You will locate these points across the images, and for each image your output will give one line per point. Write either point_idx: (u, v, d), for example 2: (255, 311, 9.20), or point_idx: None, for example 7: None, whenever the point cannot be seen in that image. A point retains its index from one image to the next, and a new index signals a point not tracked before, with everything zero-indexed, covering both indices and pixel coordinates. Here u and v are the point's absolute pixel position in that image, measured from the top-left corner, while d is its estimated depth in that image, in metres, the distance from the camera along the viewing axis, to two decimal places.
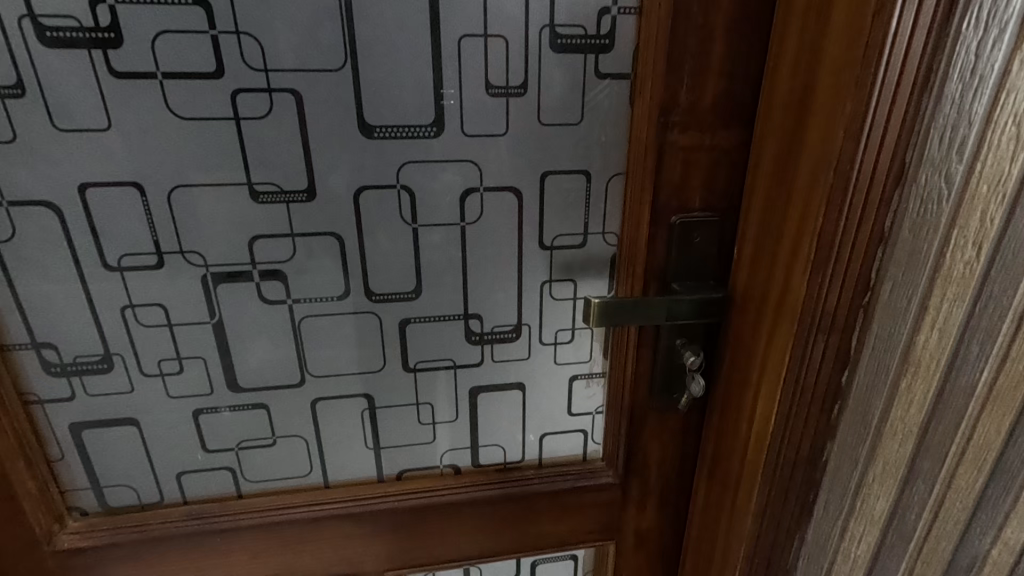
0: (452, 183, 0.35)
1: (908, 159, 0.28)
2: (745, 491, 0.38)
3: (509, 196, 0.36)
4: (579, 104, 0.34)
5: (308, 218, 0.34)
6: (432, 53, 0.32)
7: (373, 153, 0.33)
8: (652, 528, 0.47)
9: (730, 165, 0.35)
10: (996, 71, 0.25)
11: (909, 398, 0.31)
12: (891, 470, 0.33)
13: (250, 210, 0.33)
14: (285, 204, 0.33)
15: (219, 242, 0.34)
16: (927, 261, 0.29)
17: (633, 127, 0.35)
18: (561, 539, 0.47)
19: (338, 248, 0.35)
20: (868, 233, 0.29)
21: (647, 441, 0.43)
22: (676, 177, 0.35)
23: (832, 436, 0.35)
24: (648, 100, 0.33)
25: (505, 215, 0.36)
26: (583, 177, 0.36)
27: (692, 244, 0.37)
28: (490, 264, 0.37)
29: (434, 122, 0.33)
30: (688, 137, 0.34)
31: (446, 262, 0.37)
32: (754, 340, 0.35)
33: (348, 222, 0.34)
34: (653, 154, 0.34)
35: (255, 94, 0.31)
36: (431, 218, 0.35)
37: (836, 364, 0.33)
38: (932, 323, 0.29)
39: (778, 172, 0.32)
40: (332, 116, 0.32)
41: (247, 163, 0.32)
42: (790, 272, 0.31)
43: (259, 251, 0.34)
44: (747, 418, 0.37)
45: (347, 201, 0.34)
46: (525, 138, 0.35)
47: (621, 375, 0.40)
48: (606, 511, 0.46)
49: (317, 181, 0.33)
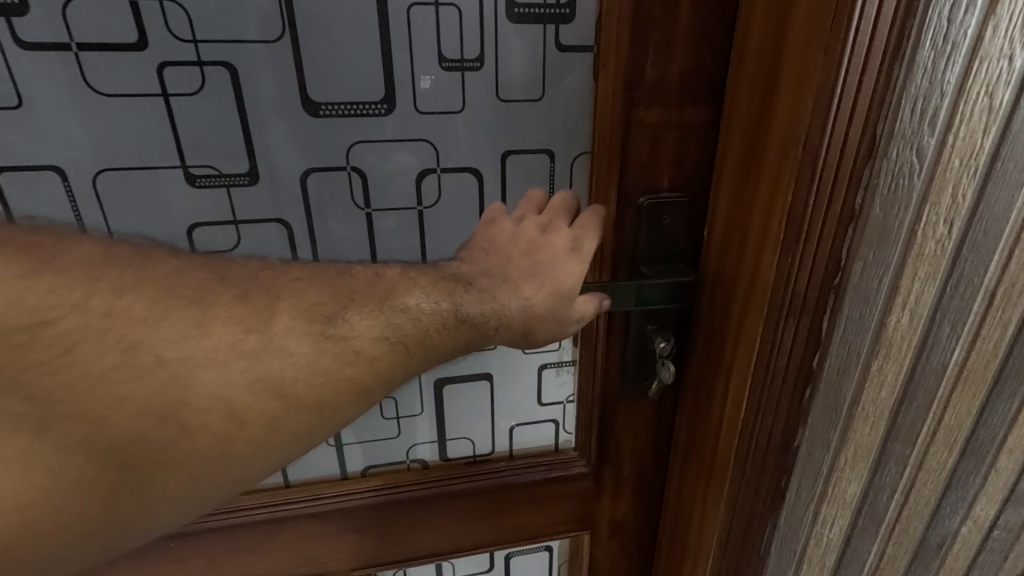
0: (407, 164, 0.33)
1: (880, 132, 0.26)
2: (717, 480, 0.37)
3: (469, 178, 0.34)
4: (540, 78, 0.33)
5: (254, 203, 0.33)
6: (380, 23, 0.30)
7: (320, 132, 0.32)
8: (627, 517, 0.46)
9: (699, 143, 0.34)
10: (969, 37, 0.24)
11: (881, 379, 0.32)
12: (862, 454, 0.34)
13: (185, 194, 0.32)
14: (226, 188, 0.32)
15: (159, 229, 0.32)
16: (898, 240, 0.28)
17: (598, 103, 0.33)
18: (534, 530, 0.46)
19: (288, 235, 0.34)
20: (839, 211, 0.28)
21: (620, 430, 0.42)
22: (643, 155, 0.34)
23: (803, 421, 0.34)
24: (613, 74, 0.32)
25: (464, 198, 0.35)
26: (546, 157, 0.35)
27: (661, 226, 0.35)
28: (449, 251, 0.36)
29: (385, 99, 0.32)
30: (655, 114, 0.33)
31: (404, 248, 0.35)
32: (724, 324, 0.34)
33: (298, 207, 0.33)
34: (618, 132, 0.33)
35: (183, 68, 0.29)
36: (387, 201, 0.34)
37: (807, 348, 0.31)
38: (904, 303, 0.29)
39: (747, 148, 0.30)
40: (273, 92, 0.30)
41: (179, 145, 0.31)
42: (760, 254, 0.30)
43: (201, 239, 0.33)
44: (719, 405, 0.36)
45: (295, 184, 0.33)
46: (483, 116, 0.33)
47: (590, 363, 0.39)
48: (578, 502, 0.45)
49: (260, 163, 0.32)
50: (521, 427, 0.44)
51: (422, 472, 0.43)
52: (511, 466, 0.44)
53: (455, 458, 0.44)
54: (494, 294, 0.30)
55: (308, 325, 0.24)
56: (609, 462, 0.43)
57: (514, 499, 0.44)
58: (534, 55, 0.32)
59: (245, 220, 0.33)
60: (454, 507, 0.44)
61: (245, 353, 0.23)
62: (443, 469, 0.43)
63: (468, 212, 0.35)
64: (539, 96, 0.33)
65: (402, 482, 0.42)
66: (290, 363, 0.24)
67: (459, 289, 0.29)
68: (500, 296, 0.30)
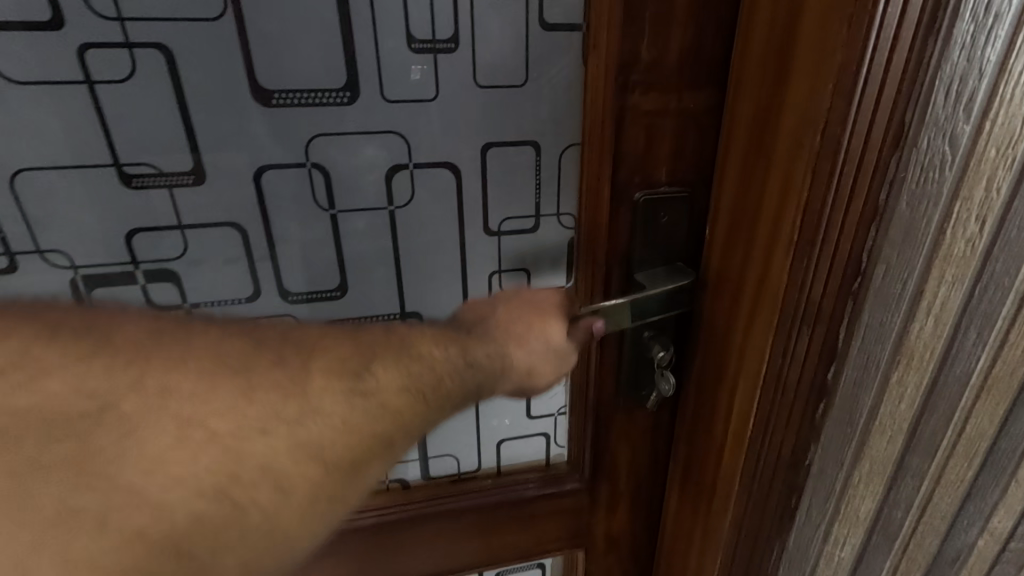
0: (376, 159, 0.30)
1: (910, 117, 0.23)
2: (721, 499, 0.34)
3: (445, 174, 0.31)
4: (522, 61, 0.29)
5: (200, 205, 0.29)
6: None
7: (274, 123, 0.28)
8: (623, 533, 0.44)
9: (700, 131, 0.31)
10: (1012, 8, 0.21)
11: (900, 391, 0.29)
12: (878, 469, 0.31)
13: (121, 196, 0.28)
14: (168, 189, 0.28)
15: (92, 237, 0.29)
16: (925, 239, 0.25)
17: (589, 89, 0.29)
18: (526, 550, 0.43)
19: (243, 241, 0.30)
20: (861, 209, 0.25)
21: (616, 442, 0.39)
22: (639, 147, 0.30)
23: (816, 438, 0.31)
24: (604, 55, 0.28)
25: (441, 196, 0.31)
26: (531, 150, 0.31)
27: (659, 225, 0.32)
28: (426, 256, 0.33)
29: (347, 86, 0.28)
30: (652, 100, 0.29)
31: (375, 253, 0.32)
32: (728, 332, 0.31)
33: (252, 209, 0.30)
34: (612, 121, 0.29)
35: (110, 50, 0.26)
36: (354, 201, 0.30)
37: (821, 360, 0.28)
38: (928, 309, 0.27)
39: (755, 137, 0.27)
40: (218, 78, 0.27)
41: (110, 142, 0.27)
42: (770, 255, 0.27)
43: (140, 248, 0.29)
44: (723, 419, 0.33)
45: (249, 182, 0.29)
46: (459, 104, 0.29)
47: (584, 372, 0.36)
48: (572, 519, 0.42)
49: (207, 160, 0.28)
50: (509, 442, 0.41)
51: (403, 493, 0.40)
52: (498, 484, 0.41)
53: (438, 478, 0.41)
54: (500, 345, 0.29)
55: (341, 382, 0.24)
56: (603, 478, 0.41)
57: (503, 518, 0.41)
58: (516, 35, 0.29)
59: (190, 225, 0.29)
60: (440, 532, 0.41)
61: (284, 416, 0.22)
62: (427, 488, 0.40)
63: (446, 213, 0.32)
64: (522, 81, 0.30)
65: (383, 505, 0.39)
66: (327, 424, 0.23)
67: (468, 343, 0.28)
68: (508, 350, 0.29)
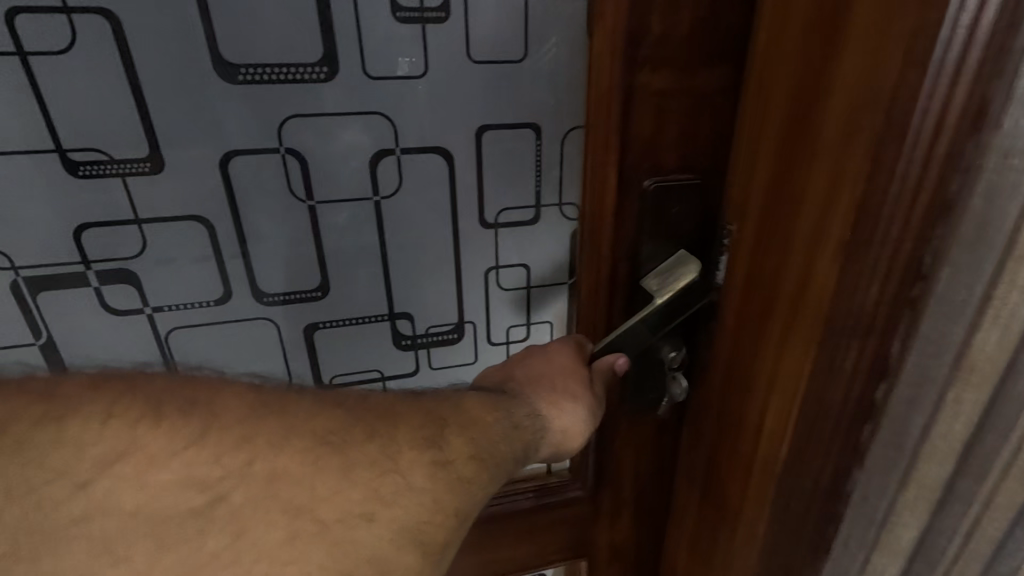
0: (358, 144, 0.26)
1: (994, 89, 0.19)
2: (747, 526, 0.31)
3: (437, 158, 0.28)
4: (522, 32, 0.26)
5: (159, 196, 0.26)
6: None
7: (240, 102, 0.25)
8: (629, 539, 0.41)
9: (714, 113, 0.28)
10: None
11: (958, 410, 0.23)
12: (924, 498, 0.25)
13: (67, 186, 0.25)
14: (120, 178, 0.25)
15: (36, 231, 0.25)
16: (1003, 224, 0.20)
17: (594, 66, 0.27)
18: (527, 561, 0.41)
19: (209, 236, 0.27)
20: (928, 201, 0.21)
21: (621, 448, 0.37)
22: (650, 129, 0.28)
23: (860, 464, 0.27)
24: (611, 27, 0.25)
25: (431, 184, 0.28)
26: (531, 132, 0.28)
27: (668, 216, 0.30)
28: (415, 250, 0.29)
29: (324, 60, 0.25)
30: (662, 78, 0.27)
31: (361, 249, 0.29)
32: (758, 347, 0.27)
33: (218, 200, 0.26)
34: (618, 101, 0.27)
35: (45, 17, 0.22)
36: (334, 191, 0.27)
37: (869, 376, 0.25)
38: (1002, 309, 0.21)
39: (800, 119, 0.23)
40: (175, 50, 0.23)
41: (50, 123, 0.24)
42: (815, 256, 0.23)
43: (90, 245, 0.26)
44: (749, 437, 0.29)
45: (212, 168, 0.26)
46: (450, 79, 0.26)
47: None
48: (575, 527, 0.40)
49: (165, 145, 0.25)
50: None
51: None
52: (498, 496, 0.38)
53: None
54: (533, 400, 0.28)
55: (423, 452, 0.24)
56: (606, 484, 0.38)
57: (503, 530, 0.39)
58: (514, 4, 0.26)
59: (148, 220, 0.26)
60: None
61: (378, 493, 0.23)
62: None
63: (436, 204, 0.29)
64: (521, 56, 0.27)
65: None
66: (416, 500, 0.24)
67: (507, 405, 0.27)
68: (539, 409, 0.28)
